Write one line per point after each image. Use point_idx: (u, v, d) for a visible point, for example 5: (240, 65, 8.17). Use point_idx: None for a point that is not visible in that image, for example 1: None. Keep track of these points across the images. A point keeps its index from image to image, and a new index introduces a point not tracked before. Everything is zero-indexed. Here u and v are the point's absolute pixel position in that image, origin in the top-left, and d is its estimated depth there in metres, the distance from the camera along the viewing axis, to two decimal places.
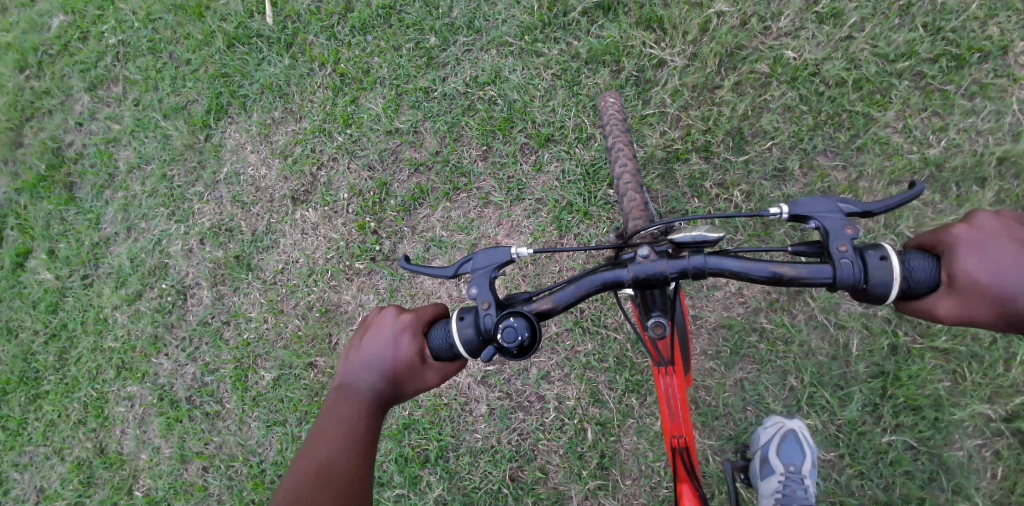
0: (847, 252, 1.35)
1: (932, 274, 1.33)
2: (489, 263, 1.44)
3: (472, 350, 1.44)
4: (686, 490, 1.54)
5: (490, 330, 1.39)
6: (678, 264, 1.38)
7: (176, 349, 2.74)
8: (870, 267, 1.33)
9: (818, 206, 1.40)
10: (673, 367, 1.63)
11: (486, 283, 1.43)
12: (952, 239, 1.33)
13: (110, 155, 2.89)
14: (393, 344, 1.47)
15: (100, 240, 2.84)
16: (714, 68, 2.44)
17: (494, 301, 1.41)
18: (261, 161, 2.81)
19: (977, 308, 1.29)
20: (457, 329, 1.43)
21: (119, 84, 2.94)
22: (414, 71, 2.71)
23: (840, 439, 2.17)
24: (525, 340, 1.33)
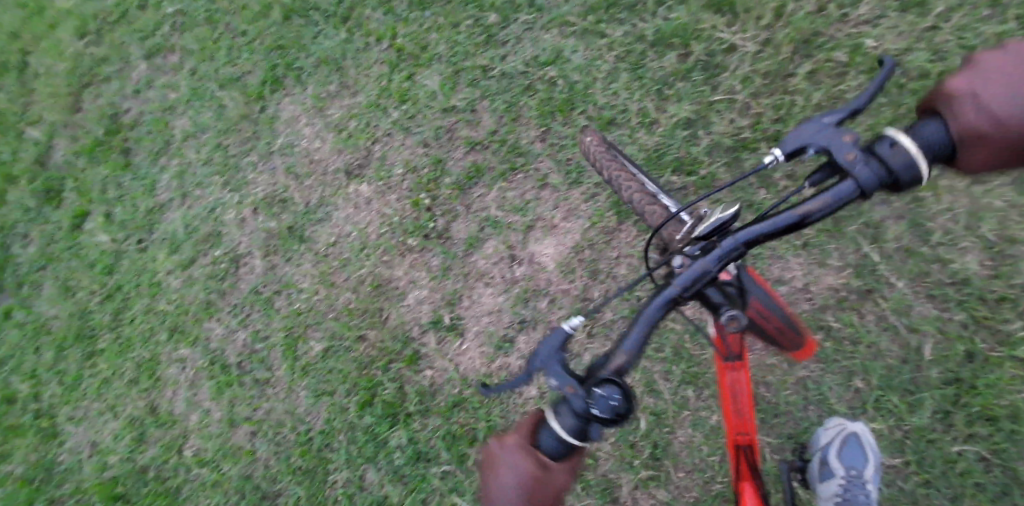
0: (857, 158, 1.15)
1: (944, 135, 1.12)
2: (546, 346, 1.19)
3: (584, 437, 1.17)
4: (748, 488, 1.57)
5: (592, 412, 1.13)
6: (714, 255, 1.24)
7: (228, 316, 2.79)
8: (886, 158, 1.13)
9: (804, 132, 1.21)
10: (741, 363, 1.58)
11: (556, 360, 1.18)
12: (950, 92, 1.11)
13: (166, 123, 2.93)
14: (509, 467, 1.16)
15: (155, 206, 2.89)
16: (788, 55, 2.37)
17: (576, 381, 1.16)
18: (316, 134, 2.82)
19: (1002, 157, 1.09)
20: (556, 427, 1.16)
21: (176, 53, 2.96)
22: (472, 48, 2.67)
23: (907, 445, 2.12)
24: (621, 403, 1.13)
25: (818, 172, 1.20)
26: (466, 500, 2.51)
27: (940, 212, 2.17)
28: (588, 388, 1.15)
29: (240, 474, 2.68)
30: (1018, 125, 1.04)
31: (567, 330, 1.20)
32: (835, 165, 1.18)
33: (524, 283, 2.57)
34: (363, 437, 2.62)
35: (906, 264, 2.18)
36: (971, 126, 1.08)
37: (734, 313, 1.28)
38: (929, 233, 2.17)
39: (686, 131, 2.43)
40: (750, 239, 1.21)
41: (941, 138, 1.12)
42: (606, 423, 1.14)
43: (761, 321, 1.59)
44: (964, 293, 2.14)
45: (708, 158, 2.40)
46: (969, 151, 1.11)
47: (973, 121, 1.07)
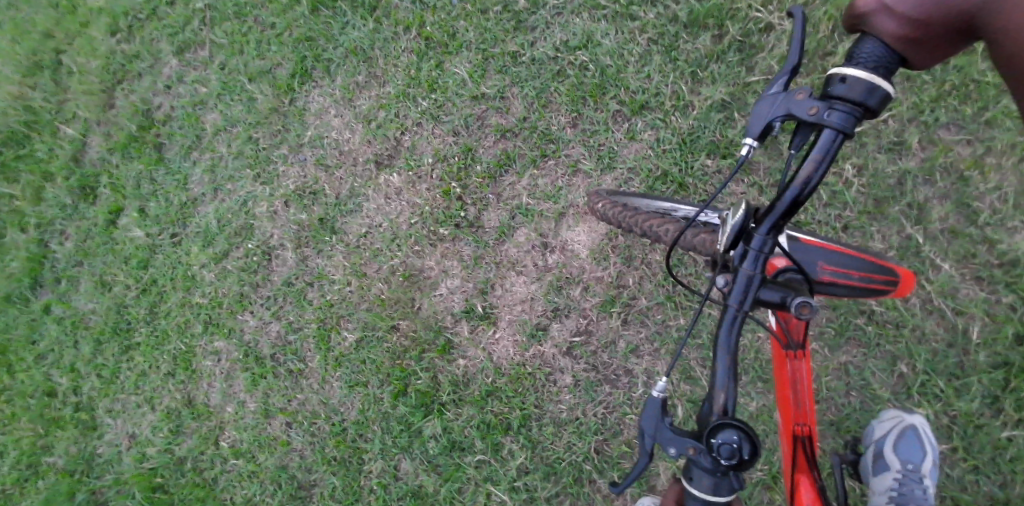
0: (820, 108, 1.25)
1: (883, 48, 1.25)
2: (651, 420, 1.38)
3: (725, 490, 1.30)
4: (804, 481, 1.52)
5: (720, 464, 1.27)
6: (749, 260, 1.36)
7: (261, 308, 2.82)
8: (846, 96, 1.23)
9: (762, 111, 1.32)
10: (802, 353, 1.64)
11: (667, 430, 1.35)
12: (870, 13, 1.25)
13: (197, 118, 2.95)
14: None
15: (188, 201, 2.93)
16: (828, 33, 2.31)
17: (692, 440, 1.31)
18: (345, 125, 2.83)
19: (939, 48, 1.26)
20: (698, 491, 1.31)
21: (206, 47, 2.98)
22: (502, 34, 2.65)
23: (954, 431, 2.07)
24: (740, 443, 1.24)
25: (797, 137, 1.31)
26: (501, 489, 2.51)
27: (988, 192, 2.11)
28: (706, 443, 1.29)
29: (276, 464, 2.72)
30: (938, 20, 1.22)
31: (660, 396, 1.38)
32: (807, 124, 1.29)
33: (557, 270, 2.56)
34: (397, 426, 2.63)
35: (952, 245, 2.12)
36: (906, 32, 1.23)
37: (803, 301, 1.29)
38: (976, 213, 2.11)
39: (721, 114, 2.41)
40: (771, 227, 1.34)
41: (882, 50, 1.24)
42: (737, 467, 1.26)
43: (843, 282, 1.76)
44: (1013, 275, 2.07)
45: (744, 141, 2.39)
46: (911, 54, 1.26)
47: (898, 29, 1.23)
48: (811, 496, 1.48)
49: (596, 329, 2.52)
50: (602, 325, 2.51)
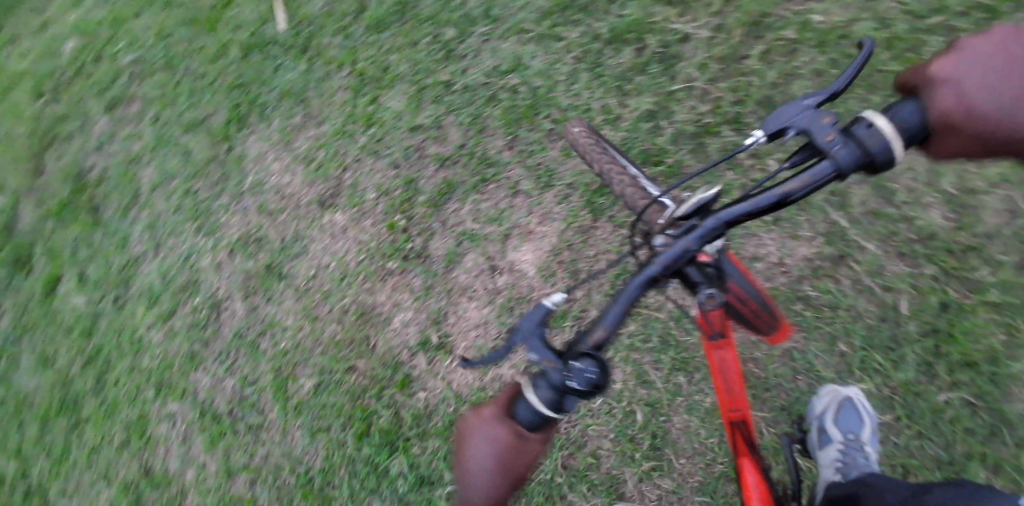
0: (835, 138, 1.22)
1: (920, 117, 1.19)
2: (528, 322, 1.21)
3: (561, 409, 1.23)
4: (747, 465, 1.55)
5: (565, 384, 1.19)
6: (693, 234, 1.29)
7: (214, 364, 2.75)
8: (863, 140, 1.19)
9: (786, 113, 1.26)
10: (727, 344, 1.50)
11: (537, 338, 1.21)
12: (934, 76, 1.18)
13: (133, 176, 2.88)
14: (487, 440, 1.22)
15: (129, 261, 2.84)
16: (740, 39, 2.43)
17: (555, 355, 1.21)
18: (285, 168, 2.81)
19: (968, 153, 1.20)
20: (533, 402, 1.22)
21: (136, 102, 2.92)
22: (433, 65, 2.69)
23: (896, 401, 2.15)
24: (596, 375, 1.19)
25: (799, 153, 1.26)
26: None
27: (901, 172, 2.22)
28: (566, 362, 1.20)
29: None
30: (991, 117, 1.14)
31: (548, 306, 1.20)
32: (814, 147, 1.24)
33: (507, 291, 2.59)
34: (364, 468, 2.59)
35: (874, 226, 2.21)
36: (950, 113, 1.16)
37: (711, 293, 1.35)
38: (893, 193, 2.21)
39: (649, 124, 2.48)
40: (730, 218, 1.27)
41: (917, 119, 1.20)
42: (583, 396, 1.21)
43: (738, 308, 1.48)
44: (932, 247, 2.17)
45: (673, 147, 2.46)
46: (938, 136, 1.20)
47: (950, 107, 1.16)
48: (756, 478, 1.53)
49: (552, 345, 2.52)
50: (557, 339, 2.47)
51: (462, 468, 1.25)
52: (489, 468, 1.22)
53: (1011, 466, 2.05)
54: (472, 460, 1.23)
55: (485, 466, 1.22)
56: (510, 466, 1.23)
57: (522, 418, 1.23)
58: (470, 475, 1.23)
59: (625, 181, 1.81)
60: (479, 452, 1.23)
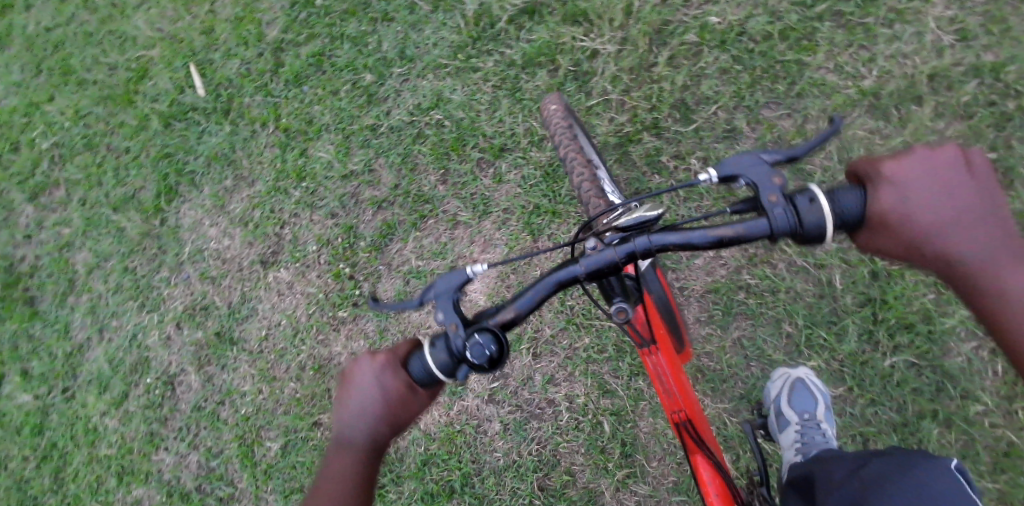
0: (778, 201, 1.20)
1: (858, 208, 1.19)
2: (445, 283, 1.26)
3: (451, 375, 1.24)
4: (700, 461, 1.63)
5: (462, 352, 1.20)
6: (625, 247, 1.26)
7: (175, 441, 2.66)
8: (802, 212, 1.17)
9: (743, 161, 1.24)
10: (659, 347, 1.68)
11: (449, 300, 1.24)
12: (881, 172, 1.18)
13: (66, 261, 2.80)
14: (374, 387, 1.23)
15: (73, 349, 2.75)
16: (646, 48, 2.51)
17: (461, 321, 1.22)
18: (222, 233, 2.77)
19: (896, 257, 1.20)
20: (428, 359, 1.23)
21: (60, 187, 2.85)
22: (356, 111, 2.71)
23: (845, 373, 2.23)
24: (495, 352, 1.18)
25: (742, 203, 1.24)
26: None
27: (815, 154, 2.34)
28: (470, 331, 1.21)
29: None
30: (923, 226, 1.14)
31: (468, 272, 1.26)
32: (757, 203, 1.23)
33: None
34: None
35: None
36: (887, 210, 1.16)
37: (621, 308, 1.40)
38: (811, 174, 2.32)
39: None
40: (662, 245, 1.23)
41: (857, 209, 1.19)
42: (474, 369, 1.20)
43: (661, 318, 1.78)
44: None
45: None
46: (870, 230, 1.20)
47: (888, 205, 1.16)
48: (710, 473, 1.62)
49: (512, 370, 2.45)
50: (516, 364, 2.44)
51: (344, 409, 1.24)
52: (374, 416, 1.22)
53: (960, 418, 2.14)
54: (358, 403, 1.23)
55: (369, 412, 1.23)
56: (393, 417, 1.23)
57: (415, 375, 1.25)
58: (352, 418, 1.23)
59: (585, 173, 2.20)
60: (365, 396, 1.23)
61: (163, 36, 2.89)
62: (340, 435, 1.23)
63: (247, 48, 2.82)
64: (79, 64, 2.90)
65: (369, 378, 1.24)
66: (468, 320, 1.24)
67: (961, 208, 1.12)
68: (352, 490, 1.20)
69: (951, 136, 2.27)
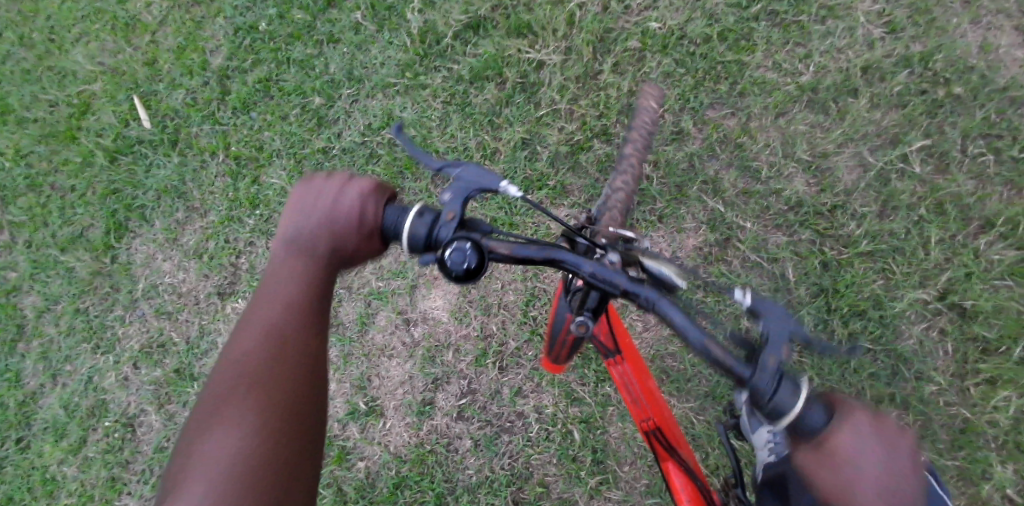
0: (772, 364, 1.04)
1: (819, 427, 1.00)
2: (477, 175, 1.17)
3: (421, 252, 1.17)
4: (671, 469, 1.58)
5: (442, 243, 1.14)
6: (635, 286, 1.13)
7: (139, 484, 2.57)
8: (782, 391, 1.01)
9: (777, 314, 1.09)
10: (623, 356, 1.70)
11: (461, 190, 1.17)
12: (849, 406, 1.00)
13: (14, 307, 2.70)
14: (351, 203, 1.17)
15: (26, 397, 2.65)
16: (591, 56, 2.54)
17: (462, 215, 1.17)
18: (176, 266, 2.70)
19: (818, 493, 1.01)
20: (407, 226, 1.16)
21: (5, 230, 2.75)
22: (307, 134, 2.68)
23: (806, 364, 2.26)
24: (472, 262, 1.10)
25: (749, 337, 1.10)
26: None
27: (760, 151, 2.39)
28: (459, 233, 1.15)
29: None
30: (859, 480, 0.95)
31: (499, 184, 1.16)
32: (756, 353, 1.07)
33: (425, 341, 2.47)
34: None
35: (748, 205, 2.36)
36: (837, 449, 0.97)
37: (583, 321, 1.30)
38: (757, 171, 2.38)
39: (525, 151, 2.53)
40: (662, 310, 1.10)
41: (816, 427, 1.00)
42: (438, 265, 1.13)
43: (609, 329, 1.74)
44: (803, 213, 2.34)
45: (553, 169, 2.51)
46: (810, 448, 1.00)
47: (841, 442, 0.97)
48: (682, 479, 1.56)
49: (479, 385, 2.43)
50: (483, 379, 2.42)
51: (310, 215, 1.18)
52: (339, 229, 1.17)
53: (916, 399, 2.20)
54: (325, 210, 1.17)
55: (338, 227, 1.17)
56: (360, 236, 1.18)
57: (388, 223, 1.18)
58: (316, 225, 1.17)
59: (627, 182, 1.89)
60: (334, 208, 1.17)
61: (103, 69, 2.82)
62: (299, 237, 1.18)
63: (192, 77, 2.77)
64: (17, 103, 2.82)
65: (344, 191, 1.18)
66: (466, 219, 1.19)
67: (905, 489, 0.95)
68: (308, 293, 1.16)
69: (888, 126, 2.35)
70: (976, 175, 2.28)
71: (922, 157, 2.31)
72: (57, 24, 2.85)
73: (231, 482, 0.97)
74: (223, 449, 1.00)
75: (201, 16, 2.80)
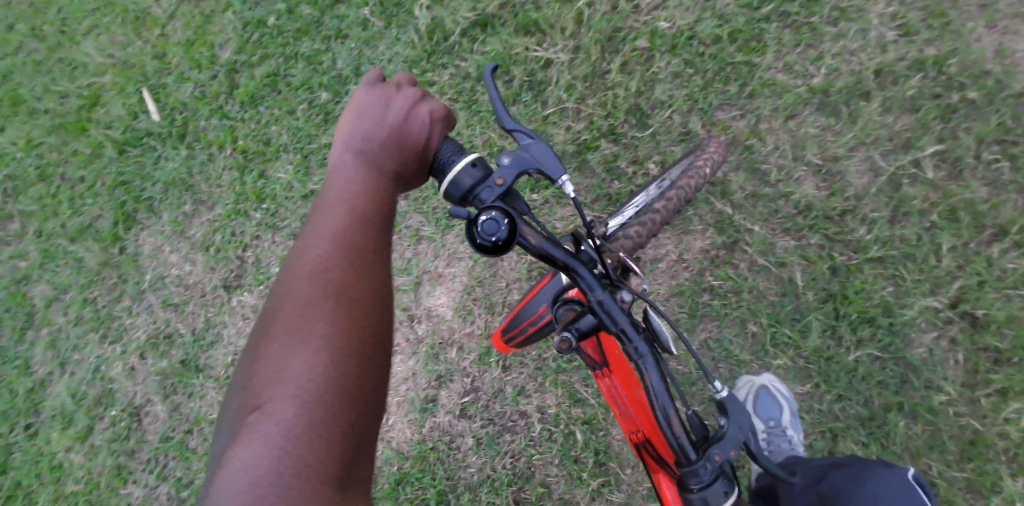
0: (717, 459, 1.21)
1: None
2: (541, 157, 1.30)
3: (457, 199, 1.29)
4: (663, 480, 1.48)
5: (481, 202, 1.27)
6: (634, 335, 1.29)
7: (144, 474, 2.59)
8: (709, 485, 1.21)
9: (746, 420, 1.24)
10: (612, 368, 1.67)
11: (520, 163, 1.29)
12: None
13: (24, 295, 2.72)
14: (417, 124, 1.31)
15: (35, 385, 2.67)
16: (599, 55, 2.51)
17: (508, 186, 1.28)
18: (183, 259, 2.71)
19: None
20: (456, 171, 1.27)
21: (15, 220, 2.77)
22: (314, 130, 2.67)
23: (812, 369, 2.25)
24: (502, 234, 1.20)
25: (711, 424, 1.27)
26: None
27: (770, 153, 2.37)
28: (497, 200, 1.27)
29: None
30: None
31: (558, 176, 1.30)
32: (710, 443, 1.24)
33: (429, 339, 2.47)
34: None
35: (757, 208, 2.34)
36: None
37: (564, 337, 1.36)
38: (766, 174, 2.35)
39: None
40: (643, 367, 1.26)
41: None
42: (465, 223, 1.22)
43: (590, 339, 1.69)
44: (812, 217, 2.32)
45: None
46: None
47: None
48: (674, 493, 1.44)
49: (482, 384, 2.42)
50: (486, 378, 2.42)
51: (380, 126, 1.30)
52: (406, 148, 1.30)
53: (925, 409, 2.17)
54: (394, 126, 1.30)
55: (401, 145, 1.30)
56: (419, 162, 1.32)
57: (442, 158, 1.32)
58: (384, 137, 1.29)
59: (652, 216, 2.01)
60: (400, 125, 1.30)
61: (114, 62, 2.82)
62: (369, 148, 1.29)
63: (201, 70, 2.77)
64: (28, 94, 2.83)
65: (414, 111, 1.31)
66: (511, 190, 1.30)
67: None
68: (376, 209, 1.26)
69: (900, 130, 2.31)
70: (989, 182, 2.25)
71: (935, 162, 2.28)
72: (67, 15, 2.86)
73: (323, 396, 1.08)
74: (308, 367, 1.10)
75: (210, 9, 2.79)
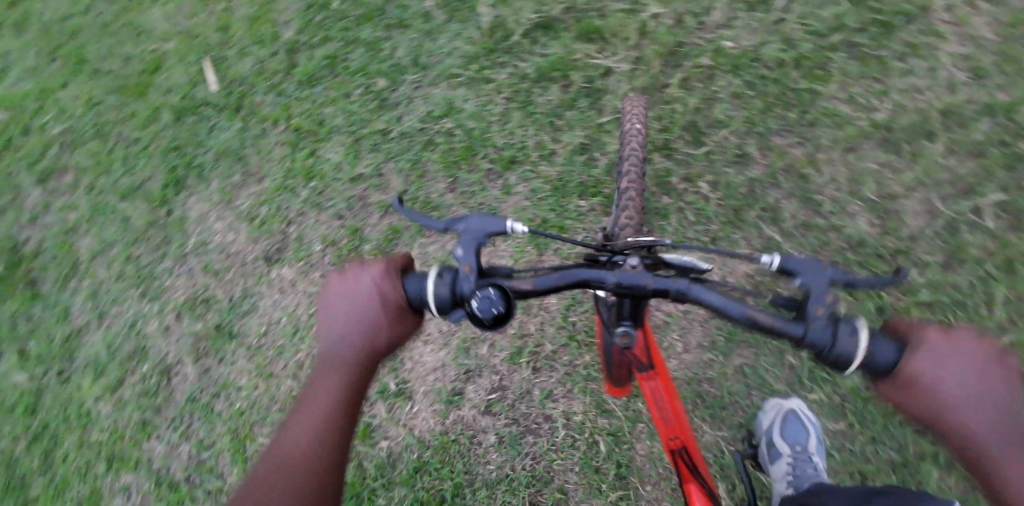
0: (819, 315, 1.13)
1: (889, 359, 1.11)
2: (488, 227, 1.27)
3: (443, 309, 1.25)
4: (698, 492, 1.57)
5: (467, 297, 1.22)
6: (663, 281, 1.26)
7: (168, 430, 2.66)
8: (835, 340, 1.12)
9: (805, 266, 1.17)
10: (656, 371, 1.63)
11: (472, 243, 1.26)
12: (923, 336, 1.11)
13: (70, 246, 2.79)
14: (366, 299, 1.23)
15: (71, 333, 2.74)
16: (659, 69, 2.51)
17: (478, 269, 1.25)
18: (228, 227, 2.77)
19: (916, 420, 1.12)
20: (431, 288, 1.23)
21: (69, 172, 2.84)
22: (368, 115, 2.71)
23: (847, 408, 2.23)
24: (502, 303, 1.18)
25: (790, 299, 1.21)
26: None
27: (824, 185, 2.35)
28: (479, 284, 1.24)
29: None
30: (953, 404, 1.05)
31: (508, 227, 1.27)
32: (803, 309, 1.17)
33: (462, 332, 2.50)
34: None
35: (807, 238, 2.32)
36: (916, 375, 1.08)
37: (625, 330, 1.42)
38: (819, 205, 2.33)
39: (583, 156, 2.53)
40: (701, 300, 1.22)
41: (887, 360, 1.11)
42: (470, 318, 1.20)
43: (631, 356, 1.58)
44: (864, 253, 2.28)
45: (609, 178, 2.50)
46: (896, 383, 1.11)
47: (920, 371, 1.08)
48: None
49: (510, 383, 2.44)
50: (515, 377, 2.44)
51: (335, 316, 1.24)
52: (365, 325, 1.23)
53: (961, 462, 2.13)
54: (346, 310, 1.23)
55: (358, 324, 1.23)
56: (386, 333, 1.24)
57: (412, 294, 1.25)
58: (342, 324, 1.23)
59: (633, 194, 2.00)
60: (361, 311, 1.23)
61: (179, 30, 2.89)
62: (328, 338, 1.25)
63: (263, 46, 2.82)
64: (95, 52, 2.90)
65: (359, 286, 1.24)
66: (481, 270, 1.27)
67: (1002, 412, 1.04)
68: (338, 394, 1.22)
69: (963, 175, 2.27)
70: None
71: (995, 211, 2.23)
72: None
73: None
74: None
75: None
